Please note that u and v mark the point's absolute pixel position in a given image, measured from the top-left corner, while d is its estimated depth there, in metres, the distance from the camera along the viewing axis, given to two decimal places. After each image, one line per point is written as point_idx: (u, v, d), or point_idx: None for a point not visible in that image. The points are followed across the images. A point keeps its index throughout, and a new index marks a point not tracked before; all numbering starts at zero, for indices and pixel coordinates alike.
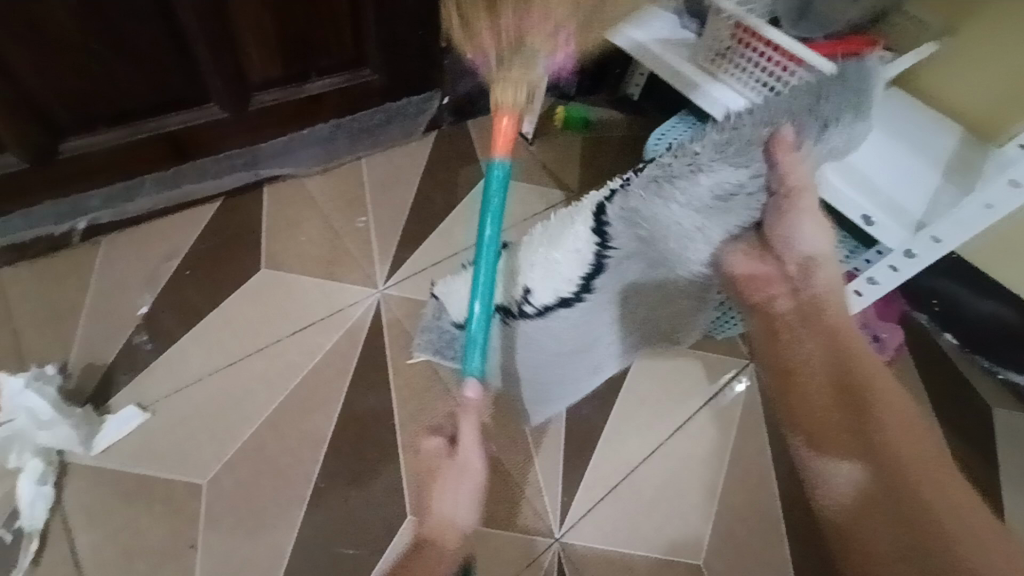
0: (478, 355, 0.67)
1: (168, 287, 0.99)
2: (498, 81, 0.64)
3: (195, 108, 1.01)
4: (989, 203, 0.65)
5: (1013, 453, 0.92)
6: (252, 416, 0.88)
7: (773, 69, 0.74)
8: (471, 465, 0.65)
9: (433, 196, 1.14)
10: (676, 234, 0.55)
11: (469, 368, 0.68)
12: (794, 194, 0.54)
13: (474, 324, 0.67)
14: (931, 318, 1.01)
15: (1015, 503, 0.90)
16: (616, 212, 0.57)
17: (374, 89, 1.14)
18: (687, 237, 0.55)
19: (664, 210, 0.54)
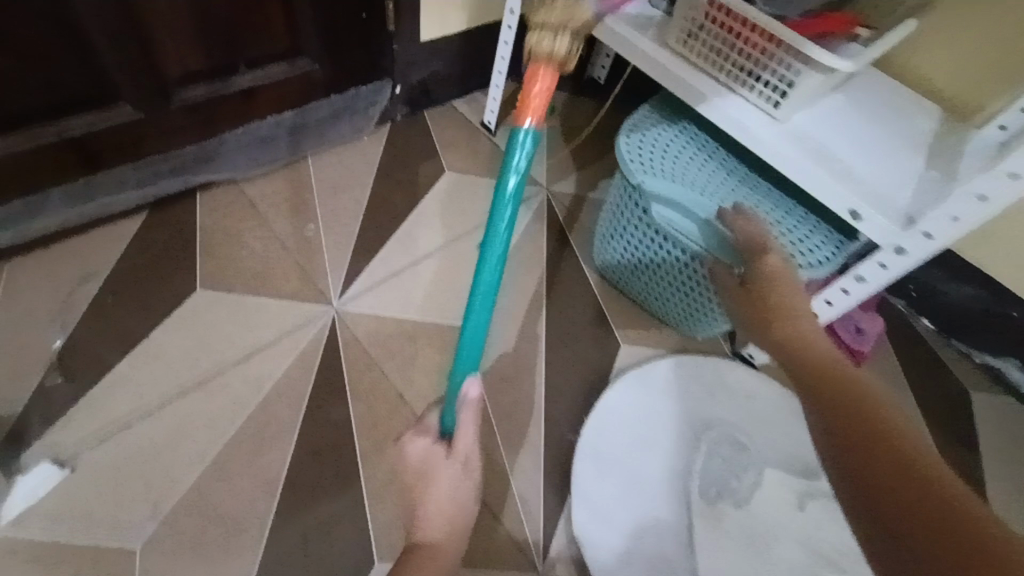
0: (473, 353, 0.71)
1: (87, 317, 0.86)
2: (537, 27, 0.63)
3: (104, 109, 0.86)
4: (956, 215, 0.65)
5: (963, 431, 1.01)
6: (197, 462, 0.77)
7: (749, 51, 0.76)
8: (472, 459, 0.63)
9: (392, 197, 1.04)
10: (769, 514, 0.84)
11: (463, 366, 0.72)
12: (755, 507, 0.85)
13: (469, 330, 0.71)
14: (908, 303, 1.12)
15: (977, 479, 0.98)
16: (763, 499, 0.85)
17: (315, 79, 1.01)
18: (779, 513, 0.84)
19: (777, 526, 0.84)
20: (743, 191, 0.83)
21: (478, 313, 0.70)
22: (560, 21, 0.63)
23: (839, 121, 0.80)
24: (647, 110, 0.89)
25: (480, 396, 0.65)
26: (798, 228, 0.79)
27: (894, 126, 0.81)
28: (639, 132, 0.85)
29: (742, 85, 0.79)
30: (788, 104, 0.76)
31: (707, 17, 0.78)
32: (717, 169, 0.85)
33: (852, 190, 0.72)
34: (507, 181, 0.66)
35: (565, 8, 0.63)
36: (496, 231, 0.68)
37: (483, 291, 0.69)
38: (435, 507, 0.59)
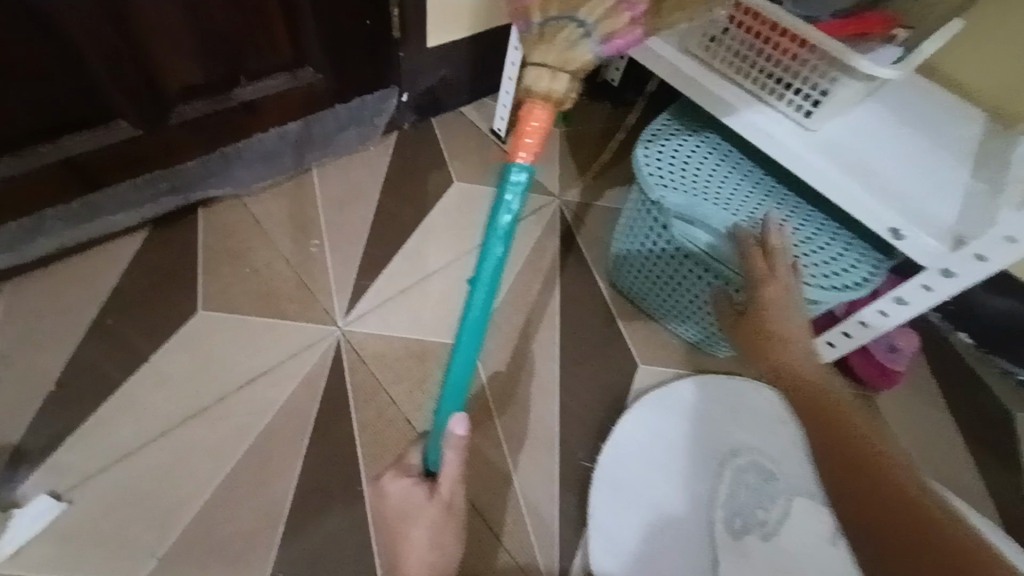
0: (455, 403, 0.56)
1: (86, 341, 0.83)
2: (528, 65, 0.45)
3: (100, 127, 0.83)
4: (1012, 236, 0.59)
5: (1007, 455, 0.95)
6: (198, 495, 0.75)
7: (778, 57, 0.71)
8: (456, 504, 0.58)
9: (399, 211, 1.00)
10: (799, 545, 0.79)
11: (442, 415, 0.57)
12: (785, 537, 0.79)
13: (451, 377, 0.54)
14: (943, 317, 1.05)
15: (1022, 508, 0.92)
16: (792, 527, 0.80)
17: (319, 90, 0.98)
18: (810, 543, 0.79)
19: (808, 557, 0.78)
20: (770, 206, 0.78)
21: (465, 353, 0.52)
22: (556, 65, 0.44)
23: (875, 130, 0.75)
24: (665, 121, 0.84)
25: (468, 435, 0.56)
26: (829, 247, 0.74)
27: (936, 134, 0.75)
28: (656, 147, 0.80)
29: (769, 93, 0.74)
30: (821, 113, 0.71)
31: (733, 21, 0.73)
32: (740, 182, 0.80)
33: (894, 207, 0.66)
34: (498, 220, 0.46)
35: (565, 48, 0.44)
36: (492, 253, 0.47)
37: (470, 328, 0.50)
38: (418, 548, 0.57)
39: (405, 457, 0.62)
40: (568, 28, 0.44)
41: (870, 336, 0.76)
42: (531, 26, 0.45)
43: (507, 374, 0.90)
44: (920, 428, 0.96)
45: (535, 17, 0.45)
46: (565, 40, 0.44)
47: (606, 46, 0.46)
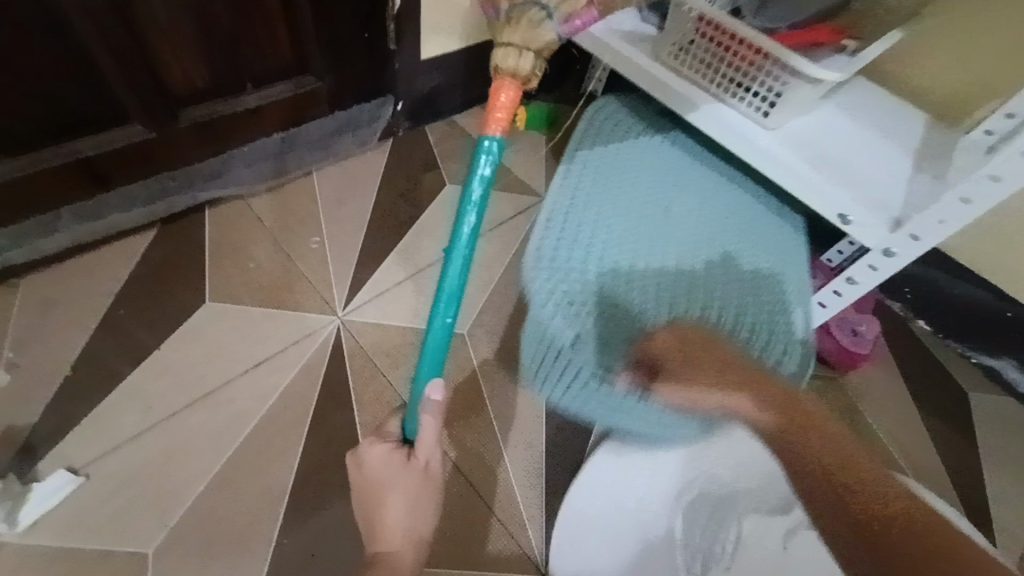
0: (436, 361, 0.64)
1: (97, 331, 0.88)
2: (500, 42, 0.58)
3: (114, 129, 0.89)
4: (941, 219, 0.68)
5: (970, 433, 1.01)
6: (203, 473, 0.79)
7: (738, 63, 0.79)
8: (432, 471, 0.61)
9: (394, 210, 1.07)
10: None
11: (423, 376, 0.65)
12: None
13: (433, 334, 0.63)
14: (904, 306, 1.11)
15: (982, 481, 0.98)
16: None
17: (320, 96, 1.04)
18: None
19: None
20: (692, 274, 0.73)
21: (444, 314, 0.62)
22: (523, 41, 0.57)
23: (830, 126, 0.83)
24: (561, 196, 0.73)
25: (444, 400, 0.60)
26: (767, 299, 0.73)
27: (884, 130, 0.83)
28: (550, 247, 0.70)
29: (731, 96, 0.82)
30: (777, 113, 0.79)
31: (697, 30, 0.81)
32: (658, 250, 0.73)
33: (843, 196, 0.74)
34: (471, 190, 0.59)
35: (529, 28, 0.57)
36: (466, 226, 0.60)
37: (448, 293, 0.61)
38: (396, 515, 0.58)
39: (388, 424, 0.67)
40: (532, 13, 0.57)
41: (835, 309, 0.85)
42: (499, 13, 0.59)
43: (497, 359, 0.96)
44: (883, 407, 1.03)
45: (503, 6, 0.59)
46: (530, 22, 0.57)
47: (563, 27, 0.59)
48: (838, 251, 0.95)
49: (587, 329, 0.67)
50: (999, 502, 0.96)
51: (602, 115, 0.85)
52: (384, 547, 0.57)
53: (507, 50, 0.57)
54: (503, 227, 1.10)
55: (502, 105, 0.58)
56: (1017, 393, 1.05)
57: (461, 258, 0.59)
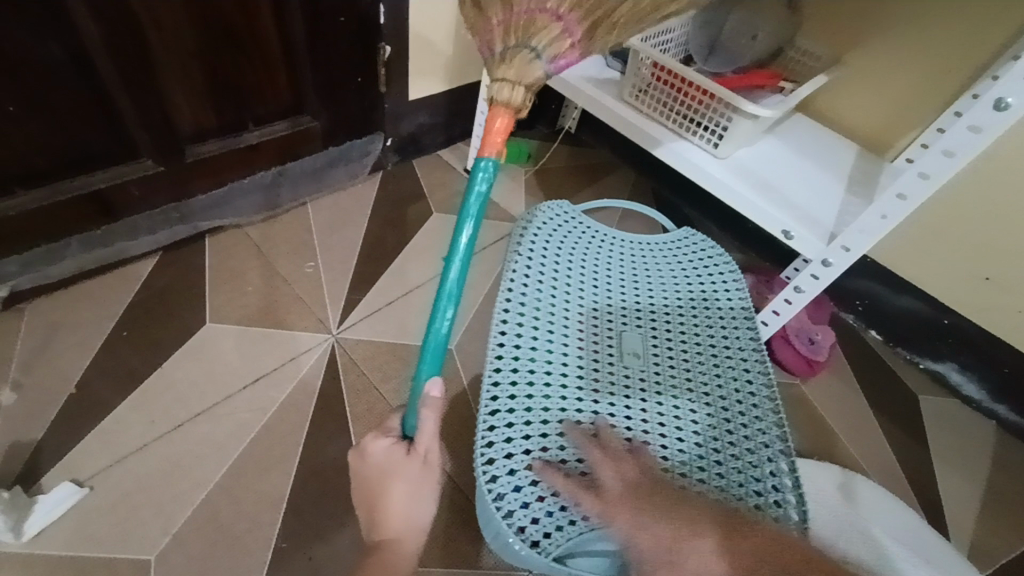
0: (435, 360, 0.67)
1: (102, 351, 0.93)
2: (493, 78, 0.63)
3: (126, 164, 0.96)
4: (864, 230, 0.78)
5: (930, 432, 1.07)
6: (204, 483, 0.83)
7: (690, 102, 0.91)
8: (433, 459, 0.65)
9: (383, 236, 1.14)
10: None
11: (422, 376, 0.68)
12: None
13: (432, 336, 0.66)
14: (857, 317, 1.21)
15: (946, 477, 1.03)
16: None
17: (316, 134, 1.14)
18: None
19: None
20: (644, 375, 0.78)
21: (443, 316, 0.66)
22: (516, 77, 0.62)
23: (776, 157, 0.94)
24: (513, 305, 0.79)
25: (444, 395, 0.66)
26: (698, 371, 0.80)
27: (820, 159, 0.95)
28: (502, 368, 0.73)
29: (685, 129, 0.94)
30: (725, 144, 0.90)
31: (652, 75, 0.93)
32: (612, 356, 0.79)
33: (784, 215, 0.85)
34: (469, 204, 0.63)
35: (521, 66, 0.62)
36: (463, 239, 0.64)
37: (447, 297, 0.65)
38: (400, 504, 0.63)
39: (388, 419, 0.71)
40: (523, 54, 0.62)
41: (789, 317, 0.94)
42: (495, 53, 0.64)
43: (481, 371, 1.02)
44: (851, 409, 1.09)
45: (498, 46, 0.64)
46: (522, 61, 0.62)
47: (553, 65, 0.64)
48: (793, 268, 1.07)
49: (550, 450, 0.68)
50: (961, 495, 1.01)
51: (547, 216, 0.92)
52: (388, 535, 0.62)
53: (498, 88, 0.62)
54: (487, 251, 1.19)
55: (496, 134, 0.63)
56: (962, 395, 1.13)
57: (461, 267, 0.64)
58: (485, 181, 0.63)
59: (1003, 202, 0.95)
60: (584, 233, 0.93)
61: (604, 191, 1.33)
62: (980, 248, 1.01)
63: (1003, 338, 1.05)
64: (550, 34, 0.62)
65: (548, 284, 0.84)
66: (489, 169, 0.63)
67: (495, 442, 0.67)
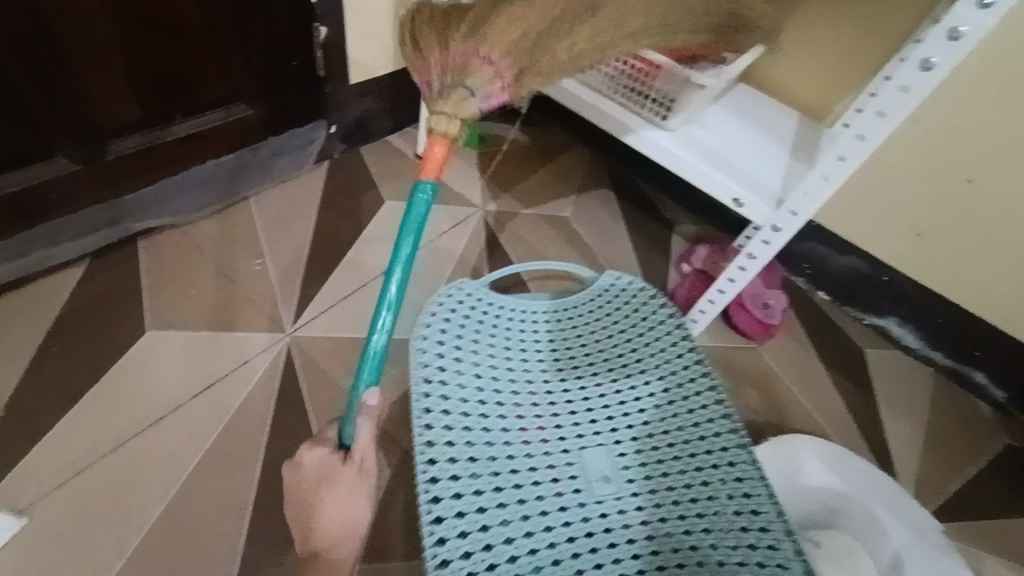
0: (373, 370, 0.68)
1: (32, 368, 0.86)
2: (432, 109, 0.68)
3: (37, 165, 0.89)
4: (808, 193, 0.81)
5: (877, 382, 1.14)
6: (160, 497, 0.79)
7: (639, 74, 0.91)
8: (369, 465, 0.65)
9: (335, 228, 1.10)
10: None
11: (361, 384, 0.67)
12: None
13: (371, 344, 0.67)
14: (806, 279, 1.25)
15: (892, 422, 1.09)
16: None
17: (253, 123, 1.07)
18: None
19: None
20: (577, 402, 0.79)
21: (382, 327, 0.67)
22: (452, 111, 0.67)
23: (723, 128, 0.96)
24: (434, 372, 0.77)
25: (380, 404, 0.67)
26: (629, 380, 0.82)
27: (766, 127, 0.98)
28: (443, 516, 0.66)
29: (636, 103, 0.94)
30: (675, 115, 0.91)
31: None
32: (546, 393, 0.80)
33: (733, 183, 0.87)
34: (410, 222, 0.67)
35: (457, 102, 0.67)
36: (403, 252, 0.67)
37: (387, 308, 0.67)
38: (333, 512, 0.62)
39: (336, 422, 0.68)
40: (460, 92, 0.67)
41: (744, 283, 0.95)
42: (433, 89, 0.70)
43: None
44: (805, 366, 1.14)
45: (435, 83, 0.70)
46: (458, 97, 0.68)
47: (486, 102, 0.69)
48: (746, 236, 1.10)
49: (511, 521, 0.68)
50: (907, 439, 1.08)
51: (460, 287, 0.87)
52: (322, 544, 0.61)
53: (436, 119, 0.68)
54: (444, 237, 1.16)
55: (434, 159, 0.68)
56: (902, 345, 1.19)
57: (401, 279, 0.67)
58: (424, 203, 0.67)
59: (931, 159, 1.00)
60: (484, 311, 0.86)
61: (557, 170, 1.33)
62: (915, 204, 1.06)
63: (937, 289, 1.12)
64: (484, 75, 0.68)
65: (460, 384, 0.77)
66: (427, 191, 0.67)
67: (443, 518, 0.66)
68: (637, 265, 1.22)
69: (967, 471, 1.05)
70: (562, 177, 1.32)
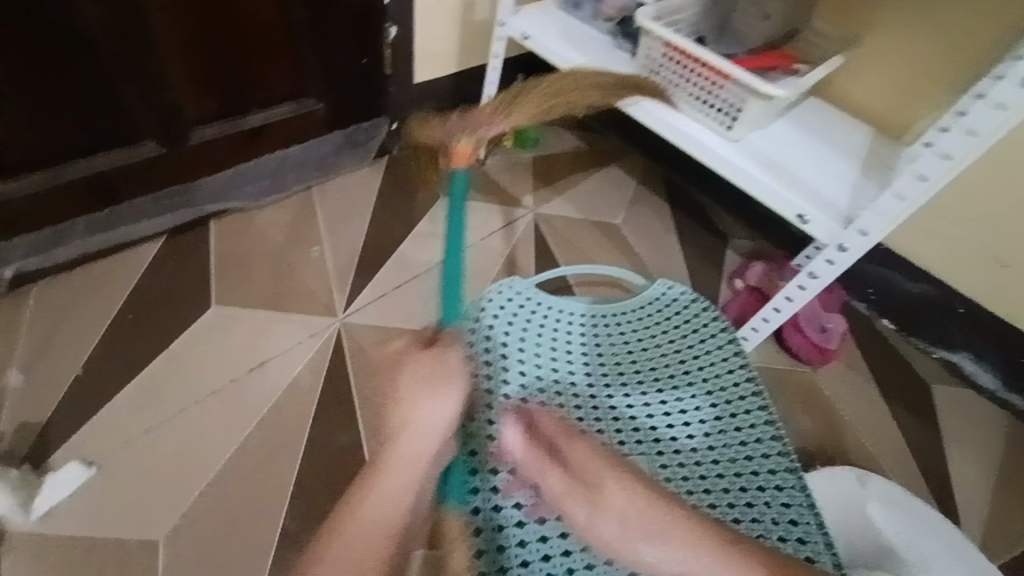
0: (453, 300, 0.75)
1: (108, 334, 0.92)
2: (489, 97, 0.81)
3: (128, 148, 0.97)
4: (880, 212, 0.77)
5: (946, 422, 1.06)
6: (211, 465, 0.83)
7: (704, 83, 0.89)
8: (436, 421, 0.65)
9: (390, 222, 1.13)
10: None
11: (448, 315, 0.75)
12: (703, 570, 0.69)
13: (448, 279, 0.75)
14: (870, 306, 1.19)
15: (959, 467, 1.01)
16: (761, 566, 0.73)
17: (320, 118, 1.13)
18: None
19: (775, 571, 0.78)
20: (620, 410, 0.78)
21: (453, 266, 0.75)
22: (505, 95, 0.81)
23: (790, 142, 0.92)
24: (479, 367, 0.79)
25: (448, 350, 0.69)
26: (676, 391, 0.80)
27: (836, 143, 0.94)
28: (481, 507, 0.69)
29: (699, 113, 0.92)
30: (739, 125, 0.88)
31: (665, 55, 0.92)
32: (588, 397, 0.79)
33: (798, 198, 0.83)
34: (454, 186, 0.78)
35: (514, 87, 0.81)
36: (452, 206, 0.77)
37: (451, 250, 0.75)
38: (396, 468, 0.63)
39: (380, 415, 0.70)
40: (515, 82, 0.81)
41: (802, 304, 0.91)
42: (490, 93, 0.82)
43: None
44: (863, 397, 1.07)
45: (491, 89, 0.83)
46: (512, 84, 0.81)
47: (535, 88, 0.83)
48: (806, 255, 1.06)
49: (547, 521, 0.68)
50: (976, 486, 1.00)
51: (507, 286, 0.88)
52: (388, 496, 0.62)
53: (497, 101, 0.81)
54: (494, 237, 1.18)
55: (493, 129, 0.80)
56: (974, 384, 1.11)
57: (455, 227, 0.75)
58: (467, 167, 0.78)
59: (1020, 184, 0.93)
60: (531, 311, 0.87)
61: (611, 178, 1.32)
62: (997, 232, 0.99)
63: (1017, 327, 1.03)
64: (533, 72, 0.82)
65: (503, 383, 0.78)
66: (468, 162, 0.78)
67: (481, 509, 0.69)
68: (687, 279, 1.18)
69: None
70: (615, 185, 1.31)
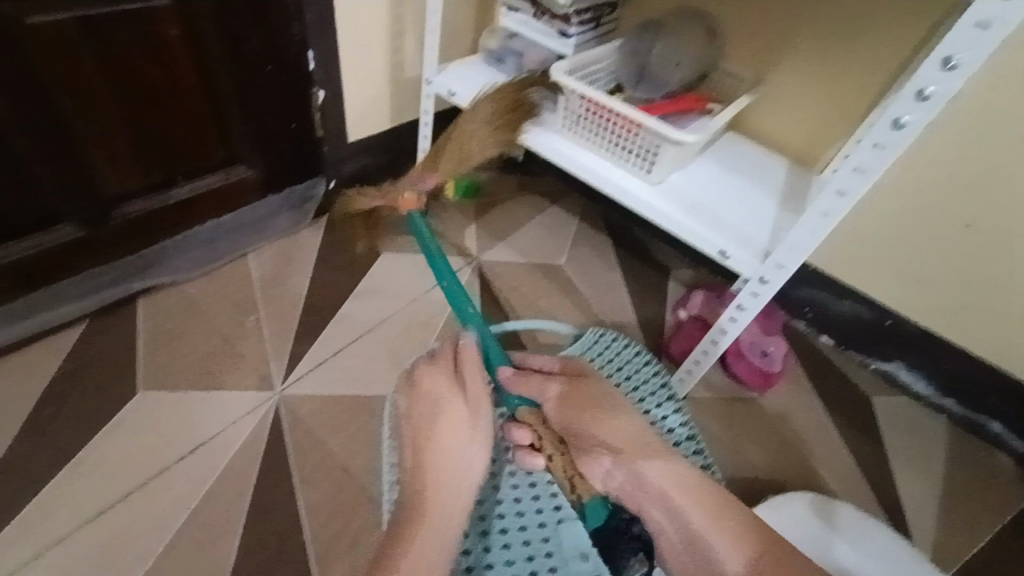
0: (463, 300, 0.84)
1: (23, 433, 0.87)
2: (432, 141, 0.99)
3: (43, 231, 0.93)
4: (792, 247, 0.79)
5: (890, 434, 1.08)
6: (139, 567, 0.78)
7: (621, 130, 0.92)
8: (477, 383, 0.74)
9: (328, 283, 1.11)
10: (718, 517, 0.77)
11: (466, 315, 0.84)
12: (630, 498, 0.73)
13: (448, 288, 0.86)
14: (808, 323, 1.22)
15: (906, 479, 1.04)
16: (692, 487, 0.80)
17: (251, 183, 1.11)
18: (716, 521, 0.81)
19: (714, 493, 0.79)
20: None
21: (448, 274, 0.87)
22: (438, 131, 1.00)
23: (709, 179, 0.96)
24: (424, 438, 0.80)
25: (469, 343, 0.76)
26: None
27: (752, 176, 0.98)
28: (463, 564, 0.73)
29: (620, 158, 0.95)
30: (658, 168, 0.91)
31: (582, 107, 0.94)
32: None
33: (718, 237, 0.86)
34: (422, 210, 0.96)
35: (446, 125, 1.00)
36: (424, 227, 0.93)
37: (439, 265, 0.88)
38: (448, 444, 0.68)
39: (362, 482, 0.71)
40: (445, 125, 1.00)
41: (736, 335, 0.93)
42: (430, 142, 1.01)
43: None
44: (811, 417, 1.09)
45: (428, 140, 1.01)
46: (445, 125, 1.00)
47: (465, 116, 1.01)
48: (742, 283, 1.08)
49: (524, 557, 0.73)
50: (923, 497, 1.02)
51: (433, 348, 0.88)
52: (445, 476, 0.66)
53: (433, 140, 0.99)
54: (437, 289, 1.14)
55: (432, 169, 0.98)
56: (911, 393, 1.15)
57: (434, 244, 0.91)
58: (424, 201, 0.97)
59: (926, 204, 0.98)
60: None
61: (551, 219, 1.34)
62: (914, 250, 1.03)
63: (944, 336, 1.08)
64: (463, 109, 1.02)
65: None
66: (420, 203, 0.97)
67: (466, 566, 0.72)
68: (632, 313, 1.20)
69: (988, 532, 0.99)
70: (554, 226, 1.33)
